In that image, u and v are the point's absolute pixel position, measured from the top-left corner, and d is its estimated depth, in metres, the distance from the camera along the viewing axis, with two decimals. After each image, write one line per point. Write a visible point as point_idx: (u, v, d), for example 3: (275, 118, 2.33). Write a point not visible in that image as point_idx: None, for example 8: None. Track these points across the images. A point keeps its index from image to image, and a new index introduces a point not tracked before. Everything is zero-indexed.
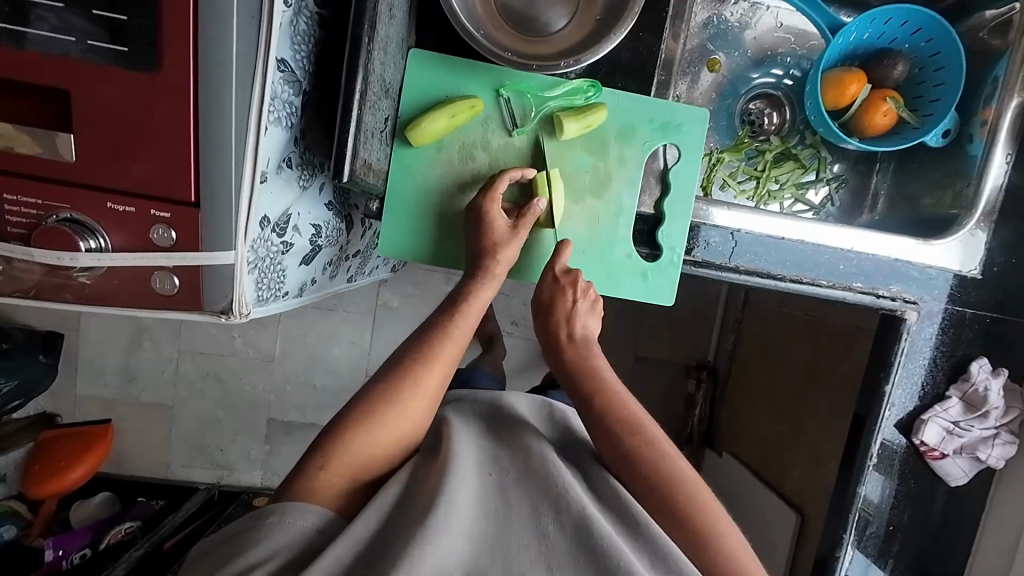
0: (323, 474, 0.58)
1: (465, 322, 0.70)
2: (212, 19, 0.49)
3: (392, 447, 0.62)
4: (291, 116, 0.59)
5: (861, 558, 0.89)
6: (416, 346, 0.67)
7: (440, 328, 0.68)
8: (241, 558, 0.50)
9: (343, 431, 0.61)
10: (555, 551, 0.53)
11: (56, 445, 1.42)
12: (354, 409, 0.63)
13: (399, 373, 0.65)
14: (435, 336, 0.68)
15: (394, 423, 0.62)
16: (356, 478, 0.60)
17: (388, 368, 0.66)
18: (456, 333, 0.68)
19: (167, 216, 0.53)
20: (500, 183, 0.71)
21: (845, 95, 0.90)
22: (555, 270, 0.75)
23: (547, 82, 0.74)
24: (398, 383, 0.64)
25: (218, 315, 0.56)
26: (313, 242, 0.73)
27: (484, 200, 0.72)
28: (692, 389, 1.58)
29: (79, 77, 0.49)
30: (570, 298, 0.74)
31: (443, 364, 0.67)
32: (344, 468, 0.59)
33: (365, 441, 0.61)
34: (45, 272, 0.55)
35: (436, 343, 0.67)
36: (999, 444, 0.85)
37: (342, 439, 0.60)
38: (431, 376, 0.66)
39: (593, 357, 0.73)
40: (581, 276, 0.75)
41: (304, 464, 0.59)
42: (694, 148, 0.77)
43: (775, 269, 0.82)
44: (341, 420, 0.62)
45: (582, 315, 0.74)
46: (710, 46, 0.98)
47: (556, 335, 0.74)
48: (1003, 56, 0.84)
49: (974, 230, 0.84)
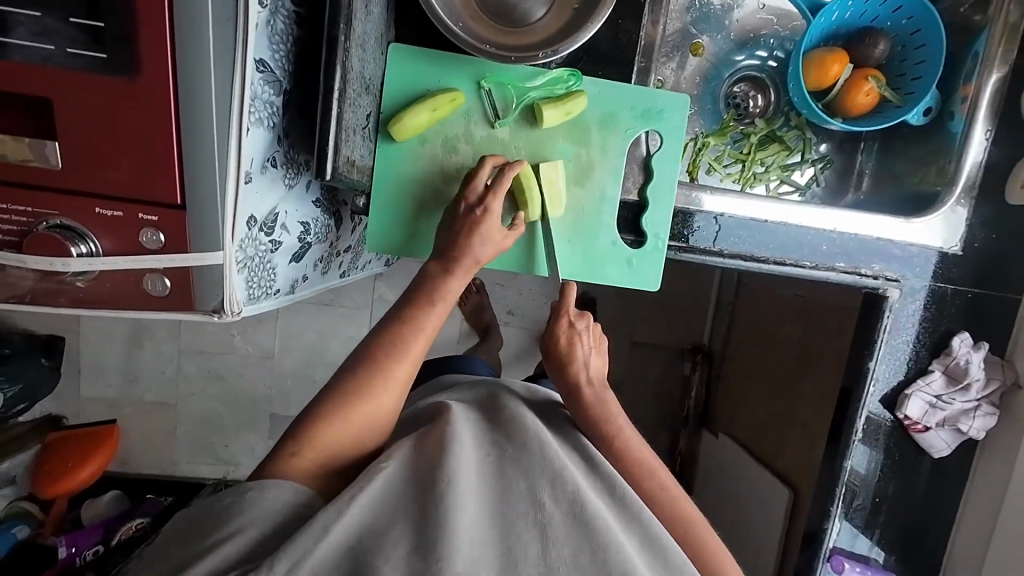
0: (296, 460, 0.60)
1: (433, 316, 0.69)
2: (188, 22, 0.49)
3: (362, 435, 0.64)
4: (273, 116, 0.60)
5: (848, 529, 0.93)
6: (379, 344, 0.67)
7: (408, 319, 0.69)
8: (209, 536, 0.52)
9: (314, 421, 0.63)
10: (550, 523, 0.55)
11: (63, 445, 1.45)
12: (323, 402, 0.64)
13: (369, 366, 0.66)
14: (399, 329, 0.68)
15: (363, 413, 0.64)
16: (326, 463, 0.62)
17: (363, 359, 0.67)
18: (425, 325, 0.69)
19: (154, 220, 0.54)
20: (505, 178, 0.71)
21: (828, 75, 0.90)
22: (568, 314, 0.76)
23: (527, 73, 0.74)
24: (368, 377, 0.65)
25: (211, 314, 0.58)
26: (302, 239, 0.74)
27: (484, 200, 0.71)
28: (688, 372, 1.61)
29: (59, 86, 0.50)
30: (582, 348, 0.76)
31: (409, 358, 0.67)
32: (316, 454, 0.61)
33: (336, 429, 0.63)
34: (39, 278, 0.56)
35: (402, 336, 0.68)
36: (980, 416, 0.87)
37: (313, 428, 0.62)
38: (399, 369, 0.67)
39: (607, 397, 0.74)
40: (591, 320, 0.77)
41: (277, 450, 0.61)
42: (676, 133, 0.78)
43: (758, 252, 0.83)
44: (312, 410, 0.64)
45: (592, 361, 0.76)
46: (693, 30, 0.98)
47: (575, 381, 0.74)
48: (983, 31, 0.84)
49: (955, 207, 0.85)
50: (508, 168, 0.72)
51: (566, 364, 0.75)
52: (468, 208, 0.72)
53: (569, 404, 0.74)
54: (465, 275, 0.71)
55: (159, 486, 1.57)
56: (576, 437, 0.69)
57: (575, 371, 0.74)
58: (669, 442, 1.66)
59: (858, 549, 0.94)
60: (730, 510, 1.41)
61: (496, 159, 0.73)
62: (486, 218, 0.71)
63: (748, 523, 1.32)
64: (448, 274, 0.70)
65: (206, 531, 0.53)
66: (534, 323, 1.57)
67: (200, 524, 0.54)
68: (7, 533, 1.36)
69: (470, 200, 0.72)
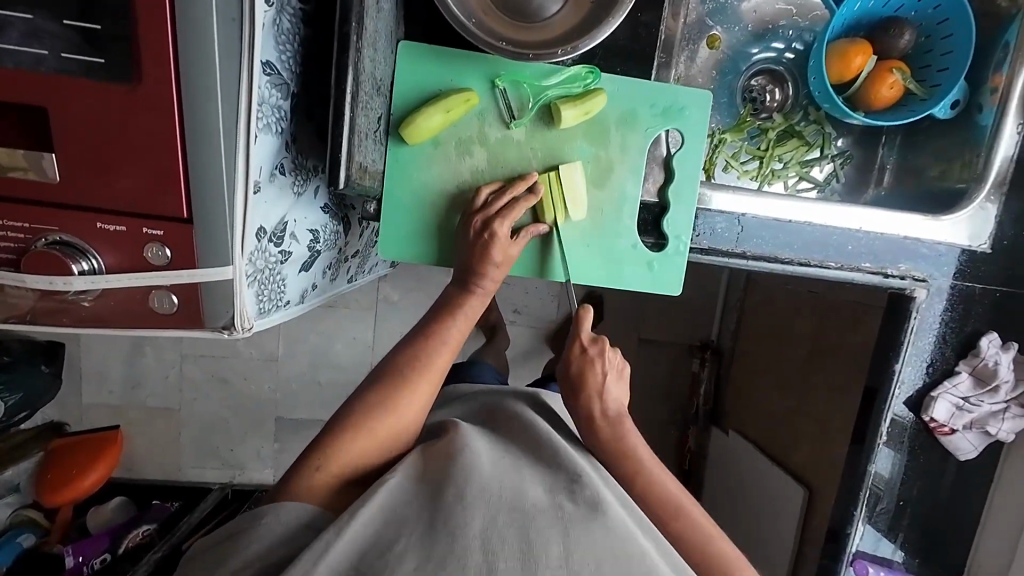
0: (317, 476, 0.58)
1: (454, 330, 0.68)
2: (190, 23, 0.46)
3: (384, 451, 0.63)
4: (281, 121, 0.57)
5: (872, 532, 0.91)
6: (397, 362, 0.66)
7: (431, 333, 0.68)
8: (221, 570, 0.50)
9: (330, 438, 0.61)
10: (571, 521, 0.53)
11: (66, 453, 1.43)
12: (340, 421, 0.62)
13: (390, 380, 0.64)
14: (422, 344, 0.67)
15: (386, 429, 0.63)
16: (343, 482, 0.60)
17: (380, 375, 0.65)
18: (446, 340, 0.67)
19: (159, 234, 0.51)
20: (518, 207, 0.69)
21: (851, 67, 0.87)
22: (581, 337, 0.72)
23: (543, 70, 0.71)
24: (389, 392, 0.64)
25: (221, 331, 0.55)
26: (312, 247, 0.71)
27: (496, 220, 0.68)
28: (697, 369, 1.59)
29: (53, 92, 0.47)
30: (600, 371, 0.71)
31: (432, 374, 0.66)
32: (338, 470, 0.60)
33: (356, 446, 0.61)
34: (39, 297, 0.53)
35: (426, 350, 0.66)
36: (1009, 418, 0.84)
37: (336, 440, 0.61)
38: (421, 385, 0.65)
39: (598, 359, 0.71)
40: (608, 345, 0.72)
41: (297, 467, 0.59)
42: (698, 133, 0.75)
43: (783, 253, 0.81)
44: (334, 425, 0.62)
45: (612, 389, 0.71)
46: (709, 22, 0.95)
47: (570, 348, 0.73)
48: (1015, 19, 0.81)
49: (984, 204, 0.82)
50: (525, 198, 0.69)
51: (579, 394, 0.71)
52: (474, 233, 0.69)
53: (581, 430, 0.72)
54: (485, 296, 0.70)
55: (164, 492, 1.55)
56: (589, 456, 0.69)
57: (594, 405, 0.71)
58: (679, 440, 1.65)
59: (881, 552, 0.92)
60: (743, 508, 1.39)
61: (521, 184, 0.70)
62: (495, 241, 0.68)
63: (762, 521, 1.31)
64: (466, 292, 0.70)
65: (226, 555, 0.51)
66: (542, 322, 1.55)
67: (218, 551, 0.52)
68: (12, 542, 1.35)
69: (479, 223, 0.69)
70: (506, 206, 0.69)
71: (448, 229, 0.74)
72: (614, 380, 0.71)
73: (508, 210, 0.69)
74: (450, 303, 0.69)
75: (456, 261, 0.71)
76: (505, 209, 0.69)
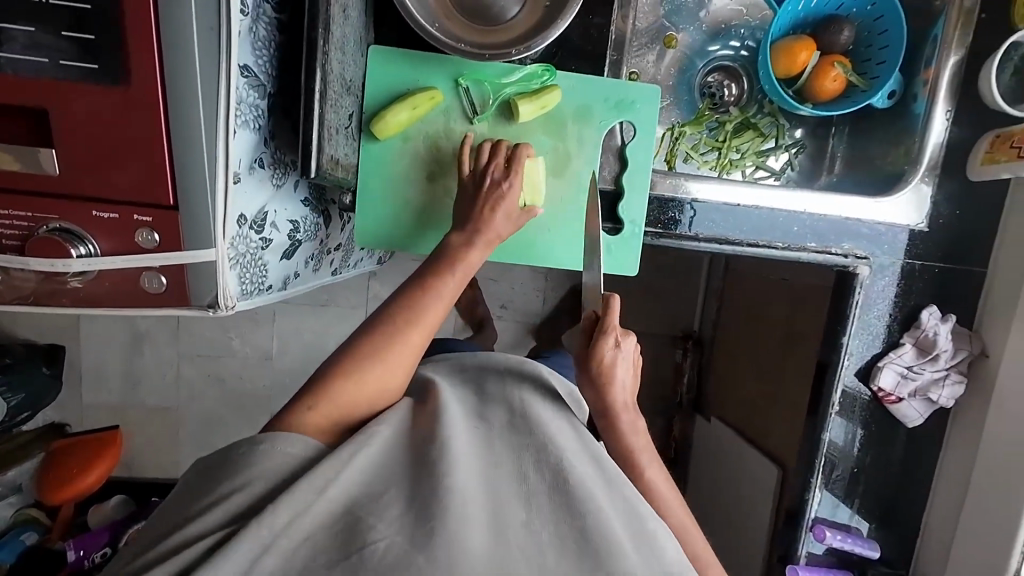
0: (309, 416, 0.63)
1: (450, 286, 0.73)
2: (173, 31, 0.52)
3: (376, 398, 0.68)
4: (259, 119, 0.63)
5: (829, 499, 0.96)
6: (392, 313, 0.71)
7: (427, 287, 0.72)
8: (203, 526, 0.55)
9: (326, 382, 0.66)
10: (533, 492, 0.59)
11: (67, 454, 1.45)
12: (336, 366, 0.68)
13: (385, 330, 0.70)
14: (418, 296, 0.71)
15: (380, 374, 0.68)
16: (337, 423, 0.65)
17: (379, 322, 0.71)
18: (441, 295, 0.72)
19: (149, 220, 0.57)
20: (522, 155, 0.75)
21: (796, 62, 0.93)
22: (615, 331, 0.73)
23: (502, 70, 0.77)
24: (385, 340, 0.69)
25: (206, 309, 0.61)
26: (292, 237, 0.77)
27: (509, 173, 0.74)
28: (680, 360, 1.66)
29: (52, 94, 0.53)
30: (611, 362, 0.74)
31: (423, 326, 0.71)
32: (329, 409, 0.65)
33: (351, 390, 0.66)
34: (41, 280, 0.59)
35: (420, 302, 0.71)
36: (949, 385, 0.90)
37: (332, 383, 0.66)
38: (415, 335, 0.71)
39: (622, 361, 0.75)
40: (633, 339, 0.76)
41: (293, 404, 0.65)
42: (648, 125, 0.81)
43: (732, 235, 0.87)
44: (330, 369, 0.68)
45: (619, 376, 0.75)
46: (666, 23, 1.01)
47: (603, 345, 0.73)
48: (941, 16, 0.86)
49: (920, 185, 0.88)
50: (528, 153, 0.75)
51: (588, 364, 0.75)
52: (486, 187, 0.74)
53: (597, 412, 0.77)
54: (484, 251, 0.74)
55: (163, 488, 1.60)
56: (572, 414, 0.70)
57: (615, 394, 0.75)
58: (663, 427, 1.71)
59: (839, 518, 0.97)
60: (723, 491, 1.44)
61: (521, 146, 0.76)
62: (507, 191, 0.74)
63: (738, 501, 1.36)
64: (466, 245, 0.73)
65: (217, 483, 0.56)
66: (526, 315, 1.61)
67: (213, 476, 0.57)
68: (14, 541, 1.38)
69: (492, 174, 0.74)
70: (512, 156, 0.75)
71: (425, 212, 0.80)
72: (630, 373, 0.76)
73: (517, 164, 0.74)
74: (452, 252, 0.73)
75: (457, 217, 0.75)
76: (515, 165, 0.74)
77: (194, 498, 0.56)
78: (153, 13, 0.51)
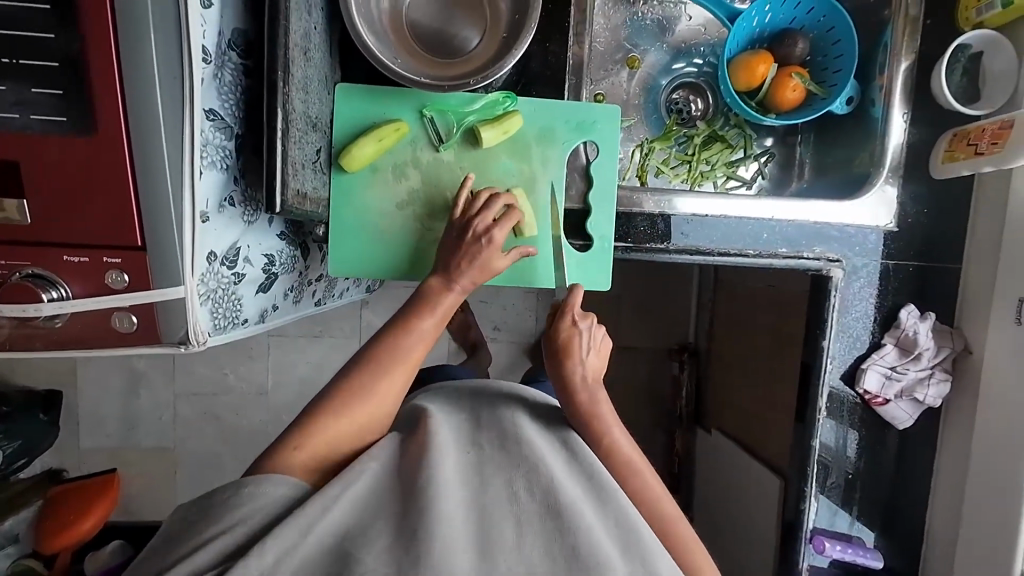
0: (297, 455, 0.63)
1: (431, 323, 0.74)
2: (138, 83, 0.55)
3: (362, 435, 0.68)
4: (226, 159, 0.65)
5: (827, 508, 0.94)
6: (373, 351, 0.72)
7: (409, 324, 0.73)
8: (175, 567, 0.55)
9: (314, 418, 0.66)
10: (524, 513, 0.57)
11: (66, 498, 1.44)
12: (321, 405, 0.68)
13: (370, 368, 0.70)
14: (401, 336, 0.73)
15: (366, 411, 0.69)
16: (323, 462, 0.65)
17: (361, 360, 0.72)
18: (423, 333, 0.73)
19: (118, 262, 0.59)
20: (512, 219, 0.76)
21: (755, 75, 0.96)
22: (571, 314, 0.77)
23: (464, 99, 0.80)
24: (369, 378, 0.70)
25: (177, 346, 0.62)
26: (268, 271, 0.78)
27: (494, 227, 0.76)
28: (678, 371, 1.63)
29: (23, 147, 0.55)
30: (581, 347, 0.76)
31: (408, 363, 0.72)
32: (316, 449, 0.65)
33: (336, 429, 0.66)
34: (15, 326, 0.60)
35: (403, 341, 0.72)
36: (934, 384, 0.89)
37: (317, 422, 0.66)
38: (399, 371, 0.71)
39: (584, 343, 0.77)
40: (594, 323, 0.78)
41: (278, 444, 0.64)
42: (610, 143, 0.83)
43: (703, 245, 0.88)
44: (316, 408, 0.68)
45: (591, 362, 0.76)
46: (628, 45, 1.05)
47: (560, 324, 0.77)
48: (888, 25, 0.89)
49: (884, 186, 0.89)
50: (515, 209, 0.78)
51: (563, 359, 0.76)
52: (472, 237, 0.76)
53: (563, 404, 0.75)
54: (462, 293, 0.77)
55: None
56: (566, 435, 0.70)
57: (574, 367, 0.75)
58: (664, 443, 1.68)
59: (838, 527, 0.95)
60: (727, 505, 1.40)
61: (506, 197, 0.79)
62: (489, 247, 0.75)
63: (741, 514, 1.32)
64: (446, 288, 0.75)
65: (203, 527, 0.55)
66: (519, 336, 1.61)
67: (200, 520, 0.56)
68: None
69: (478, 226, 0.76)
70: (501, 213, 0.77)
71: (407, 249, 0.83)
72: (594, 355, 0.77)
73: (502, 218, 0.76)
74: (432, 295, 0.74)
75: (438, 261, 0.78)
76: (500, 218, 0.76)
77: (179, 542, 0.55)
78: (118, 67, 0.55)
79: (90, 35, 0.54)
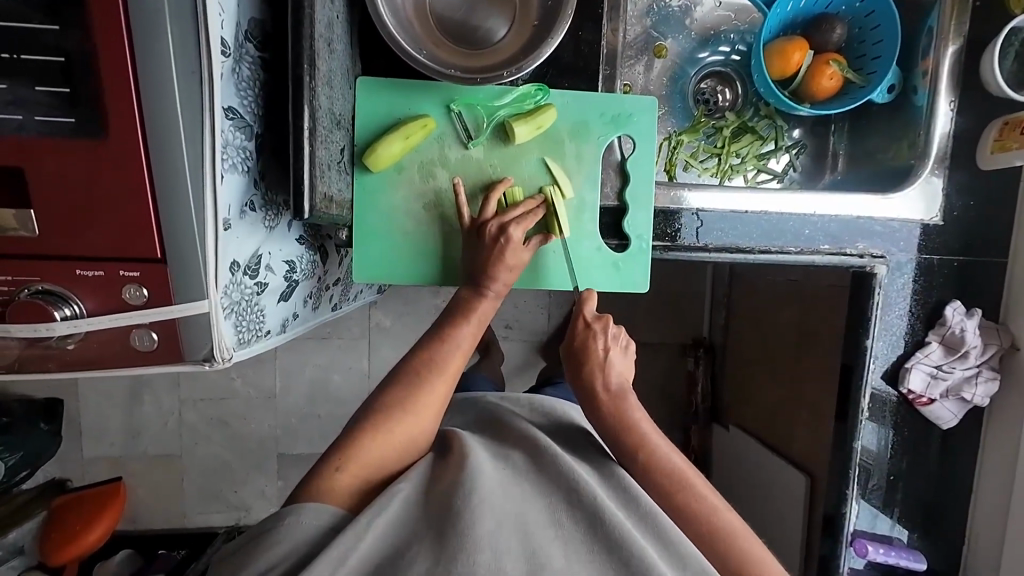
0: (340, 476, 0.60)
1: (466, 332, 0.71)
2: (153, 78, 0.50)
3: (401, 456, 0.65)
4: (247, 161, 0.60)
5: (867, 510, 0.92)
6: (409, 369, 0.68)
7: (445, 337, 0.70)
8: None
9: (353, 441, 0.63)
10: (570, 538, 0.55)
11: (71, 508, 1.38)
12: (359, 425, 0.64)
13: (411, 384, 0.67)
14: (438, 347, 0.70)
15: (405, 431, 0.65)
16: (368, 480, 0.61)
17: (396, 377, 0.68)
18: (460, 343, 0.70)
19: (136, 275, 0.54)
20: (531, 217, 0.73)
21: (790, 64, 0.91)
22: (585, 316, 0.73)
23: (494, 92, 0.75)
24: (408, 394, 0.66)
25: (202, 363, 0.58)
26: (289, 278, 0.74)
27: (511, 227, 0.72)
28: (692, 368, 1.60)
29: (26, 152, 0.50)
30: (601, 344, 0.71)
31: (448, 375, 0.69)
32: (357, 471, 0.61)
33: (379, 446, 0.63)
34: (25, 345, 0.56)
35: (441, 354, 0.69)
36: (982, 382, 0.87)
37: (356, 444, 0.63)
38: (438, 384, 0.68)
39: (604, 348, 0.71)
40: (611, 322, 0.73)
41: (320, 465, 0.61)
42: (647, 138, 0.79)
43: (743, 243, 0.84)
44: (355, 429, 0.64)
45: (615, 363, 0.71)
46: (655, 33, 1.00)
47: (582, 339, 0.72)
48: (934, 7, 0.85)
49: (930, 177, 0.85)
50: (534, 211, 0.74)
51: (582, 365, 0.71)
52: (490, 238, 0.72)
53: (588, 414, 0.71)
54: (496, 299, 0.74)
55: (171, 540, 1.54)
56: (600, 457, 0.67)
57: (597, 376, 0.71)
58: (681, 440, 1.65)
59: (879, 529, 0.92)
60: (748, 504, 1.38)
61: (529, 202, 0.75)
62: (510, 245, 0.72)
63: (765, 515, 1.29)
64: (480, 295, 0.72)
65: (246, 563, 0.51)
66: (532, 335, 1.57)
67: (241, 556, 0.52)
68: None
69: (493, 227, 0.73)
70: (518, 215, 0.74)
71: (434, 253, 0.78)
72: (617, 354, 0.72)
73: (520, 218, 0.73)
74: (466, 307, 0.72)
75: (467, 269, 0.74)
76: (518, 218, 0.73)
77: None
78: (129, 62, 0.50)
79: (97, 27, 0.49)
